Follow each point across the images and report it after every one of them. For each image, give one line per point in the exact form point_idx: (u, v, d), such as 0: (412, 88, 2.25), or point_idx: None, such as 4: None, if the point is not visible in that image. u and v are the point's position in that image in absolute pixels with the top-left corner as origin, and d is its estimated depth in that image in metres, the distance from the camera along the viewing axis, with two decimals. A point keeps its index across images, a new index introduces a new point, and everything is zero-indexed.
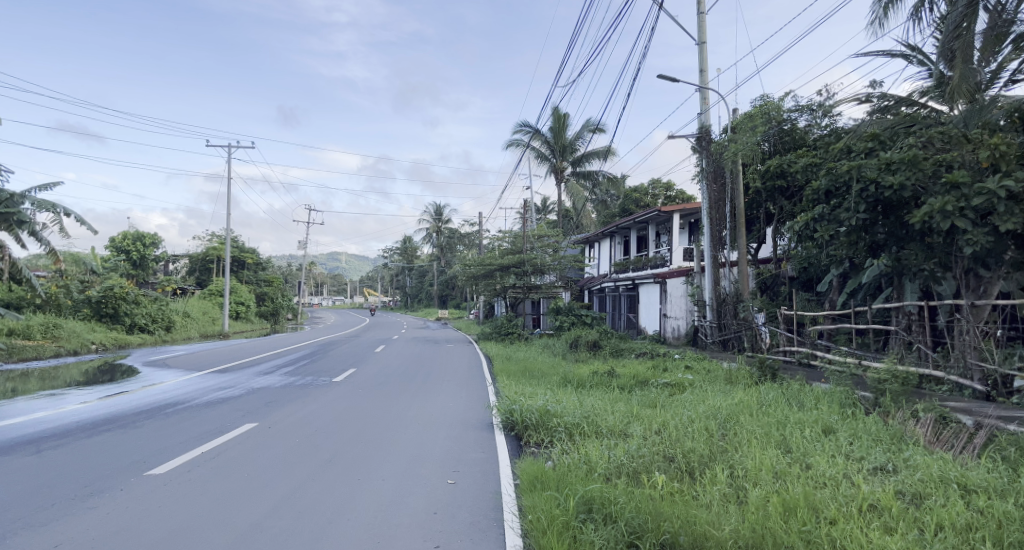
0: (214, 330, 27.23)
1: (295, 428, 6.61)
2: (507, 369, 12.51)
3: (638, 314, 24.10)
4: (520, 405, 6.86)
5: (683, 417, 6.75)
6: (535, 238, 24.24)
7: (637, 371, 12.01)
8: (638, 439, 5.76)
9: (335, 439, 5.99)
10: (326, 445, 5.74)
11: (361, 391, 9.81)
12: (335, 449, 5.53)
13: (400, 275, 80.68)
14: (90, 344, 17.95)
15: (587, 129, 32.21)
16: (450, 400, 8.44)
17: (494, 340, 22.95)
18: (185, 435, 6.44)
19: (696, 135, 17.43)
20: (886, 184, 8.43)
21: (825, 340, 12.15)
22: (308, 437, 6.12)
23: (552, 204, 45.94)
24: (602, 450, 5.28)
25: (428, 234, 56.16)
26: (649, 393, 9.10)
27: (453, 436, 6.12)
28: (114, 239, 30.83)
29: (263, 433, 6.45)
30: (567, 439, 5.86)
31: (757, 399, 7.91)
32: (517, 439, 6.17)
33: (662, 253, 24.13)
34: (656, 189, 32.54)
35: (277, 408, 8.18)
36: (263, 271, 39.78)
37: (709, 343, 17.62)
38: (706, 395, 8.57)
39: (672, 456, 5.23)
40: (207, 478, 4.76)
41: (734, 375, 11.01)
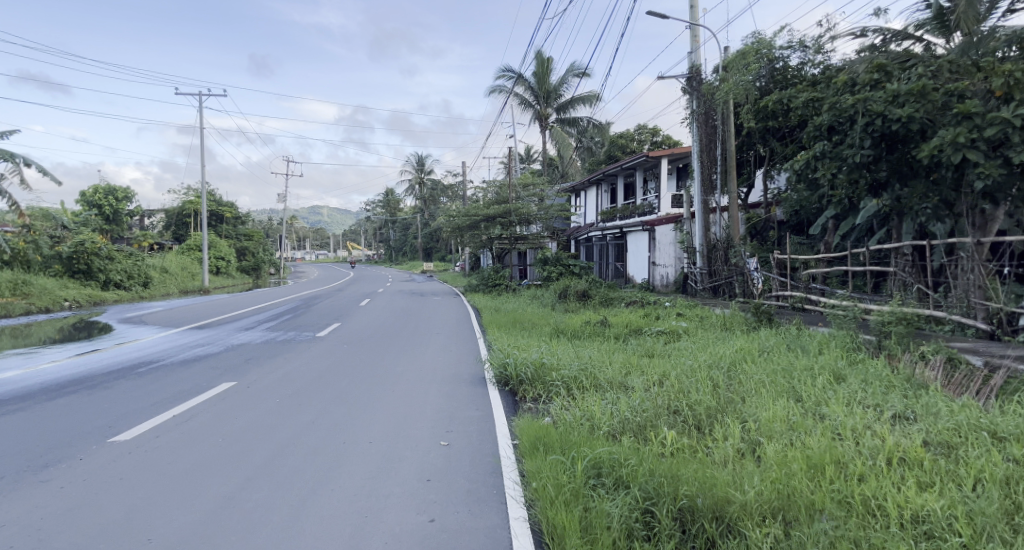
0: (194, 286, 26.52)
1: (276, 386, 6.20)
2: (496, 321, 12.19)
3: (626, 262, 23.83)
4: (514, 358, 6.52)
5: (684, 367, 6.47)
6: (522, 186, 23.59)
7: (630, 320, 11.74)
8: (640, 391, 5.46)
9: (316, 397, 5.60)
10: (307, 405, 5.34)
11: (345, 347, 9.40)
12: (318, 409, 5.14)
13: (384, 229, 79.54)
14: (64, 301, 17.22)
15: (572, 73, 31.07)
16: (438, 354, 8.08)
17: (481, 291, 22.63)
18: (156, 395, 5.96)
19: (686, 75, 16.67)
20: (893, 117, 7.93)
21: (820, 284, 11.96)
22: (288, 396, 5.72)
23: (536, 153, 44.96)
24: (604, 405, 4.96)
25: (410, 186, 55.05)
26: (645, 342, 8.83)
27: (443, 392, 5.78)
28: (84, 193, 29.51)
29: (242, 391, 6.04)
30: (566, 394, 5.54)
31: (758, 346, 7.65)
32: (512, 395, 5.84)
33: (650, 200, 23.70)
34: (643, 135, 31.80)
35: (258, 365, 7.75)
36: (242, 225, 38.69)
37: (699, 290, 17.39)
38: (705, 343, 8.30)
39: (677, 410, 4.93)
40: (178, 441, 4.33)
41: (729, 321, 10.77)
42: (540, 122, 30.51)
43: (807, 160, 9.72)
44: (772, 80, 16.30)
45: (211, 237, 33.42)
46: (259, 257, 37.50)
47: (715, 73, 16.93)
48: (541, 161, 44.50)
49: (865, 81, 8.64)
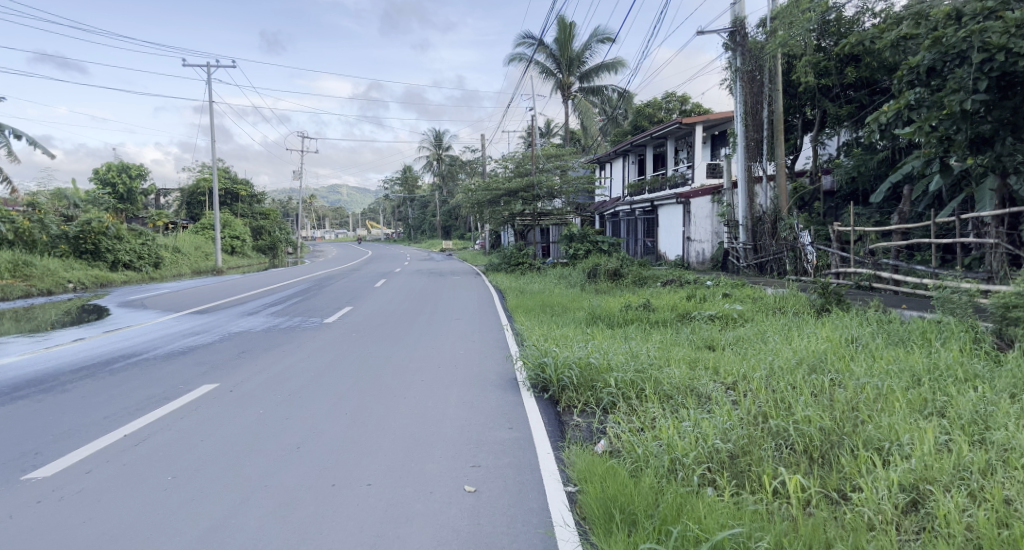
0: (208, 266, 25.55)
1: (266, 389, 5.03)
2: (522, 304, 11.05)
3: (657, 238, 22.35)
4: (553, 355, 5.33)
5: (765, 367, 5.20)
6: (546, 158, 22.07)
7: (675, 302, 10.36)
8: (724, 405, 4.20)
9: (312, 408, 4.43)
10: (297, 419, 4.17)
11: (352, 336, 8.28)
12: (310, 426, 3.97)
13: (403, 207, 78.49)
14: (67, 283, 16.32)
15: (596, 38, 29.27)
16: (458, 347, 6.93)
17: (504, 271, 21.41)
18: (113, 395, 4.81)
19: (729, 28, 14.83)
20: (1020, 50, 6.50)
21: (893, 259, 10.49)
22: (278, 405, 4.55)
23: (557, 127, 43.18)
24: (683, 427, 3.76)
25: (428, 162, 53.88)
26: (702, 331, 7.50)
27: (465, 402, 4.62)
28: (98, 171, 28.72)
29: (222, 395, 4.85)
30: (627, 407, 4.36)
31: (844, 336, 6.29)
32: (553, 404, 4.68)
33: (683, 171, 22.10)
34: (671, 103, 29.92)
35: (251, 360, 6.61)
36: (259, 204, 37.70)
37: (743, 267, 15.90)
38: (777, 333, 6.97)
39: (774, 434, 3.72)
40: (118, 477, 3.11)
41: (792, 305, 9.35)
42: (562, 92, 28.88)
43: (899, 112, 8.23)
44: (824, 33, 14.57)
45: (226, 216, 32.56)
46: (276, 236, 36.52)
47: (761, 27, 15.13)
48: (562, 135, 42.72)
49: (976, 12, 7.17)
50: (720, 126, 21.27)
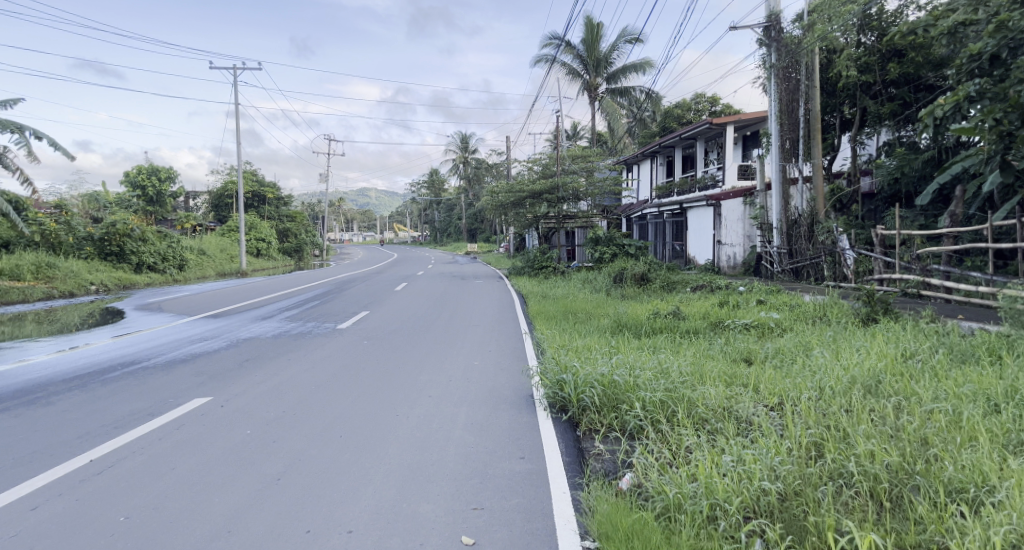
0: (232, 269, 25.61)
1: (260, 406, 4.66)
2: (544, 310, 10.54)
3: (686, 242, 21.58)
4: (574, 371, 4.81)
5: (811, 386, 4.61)
6: (571, 159, 21.52)
7: (706, 310, 9.73)
8: (767, 436, 3.65)
9: (304, 429, 4.03)
10: (284, 443, 3.77)
11: (363, 343, 7.91)
12: (297, 453, 3.57)
13: (430, 210, 78.60)
14: (90, 285, 16.35)
15: (624, 38, 28.61)
16: (472, 359, 6.49)
17: (527, 275, 20.92)
18: (100, 409, 4.51)
19: (764, 22, 14.04)
20: None
21: (944, 264, 9.66)
22: (267, 424, 4.16)
23: (583, 129, 42.54)
24: (722, 464, 3.23)
25: (454, 165, 53.81)
26: (737, 343, 6.89)
27: (473, 423, 4.19)
28: (128, 174, 29.08)
29: (210, 411, 4.48)
30: (656, 436, 3.82)
31: (898, 351, 5.63)
32: (572, 428, 4.17)
33: (713, 172, 21.32)
34: (701, 104, 29.10)
35: (253, 370, 6.25)
36: (285, 207, 37.91)
37: (777, 272, 15.08)
38: (822, 346, 6.33)
39: (828, 471, 3.16)
40: (67, 517, 2.71)
41: (833, 314, 8.64)
42: (588, 93, 28.30)
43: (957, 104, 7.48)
44: (864, 26, 13.74)
45: (252, 219, 32.75)
46: (301, 238, 36.68)
47: (798, 20, 14.35)
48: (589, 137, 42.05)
49: None
50: (753, 126, 20.45)
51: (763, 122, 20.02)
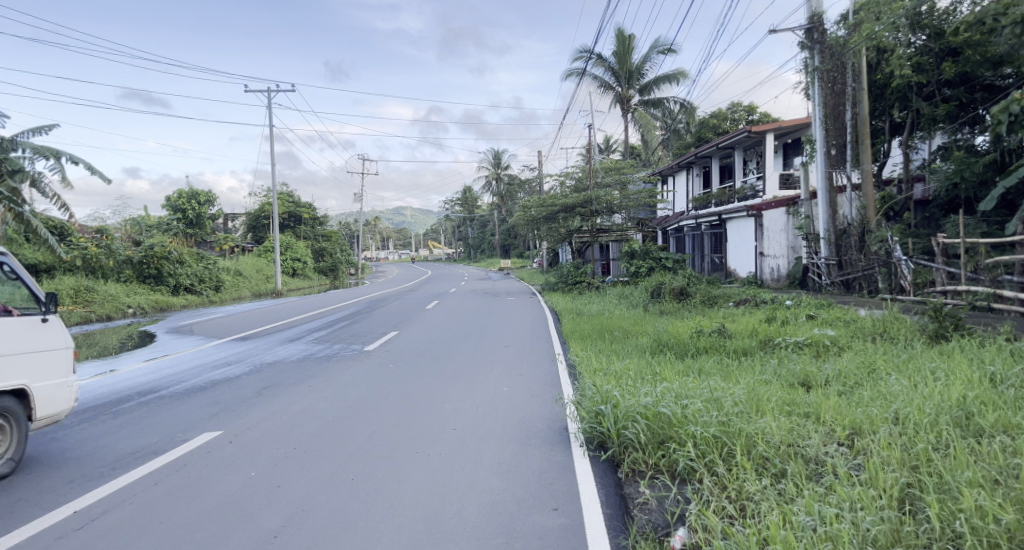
0: (268, 289, 25.88)
1: (273, 455, 4.41)
2: (579, 328, 10.03)
3: (726, 254, 20.75)
4: (614, 402, 4.30)
5: (887, 418, 3.98)
6: (604, 171, 21.03)
7: (754, 327, 9.02)
8: (845, 483, 3.09)
9: (316, 484, 3.77)
10: (293, 499, 3.57)
11: (388, 367, 7.57)
12: (304, 515, 3.31)
13: (463, 227, 78.84)
14: (126, 308, 16.58)
15: (656, 48, 28.09)
16: (501, 384, 6.09)
17: (560, 291, 20.41)
18: (113, 462, 4.32)
19: (805, 25, 13.35)
20: None
21: (1018, 275, 8.73)
22: (276, 479, 3.90)
23: (616, 142, 42.03)
24: (799, 523, 2.69)
25: (486, 182, 54.07)
26: (792, 364, 6.23)
27: (498, 466, 3.84)
28: (170, 198, 29.87)
29: (220, 467, 4.23)
30: (714, 481, 3.29)
31: (983, 373, 4.90)
32: (613, 470, 3.68)
33: (753, 181, 20.48)
34: (738, 112, 28.24)
35: (271, 403, 5.96)
36: (320, 226, 38.40)
37: (826, 285, 14.20)
38: (891, 367, 5.62)
39: (927, 528, 2.59)
40: None
41: (896, 330, 7.84)
42: (620, 105, 27.82)
43: None
44: (914, 24, 12.78)
45: (287, 239, 33.19)
46: (336, 257, 37.00)
47: (842, 20, 13.60)
48: (622, 150, 41.48)
49: None
50: (794, 132, 19.58)
51: (805, 127, 19.15)
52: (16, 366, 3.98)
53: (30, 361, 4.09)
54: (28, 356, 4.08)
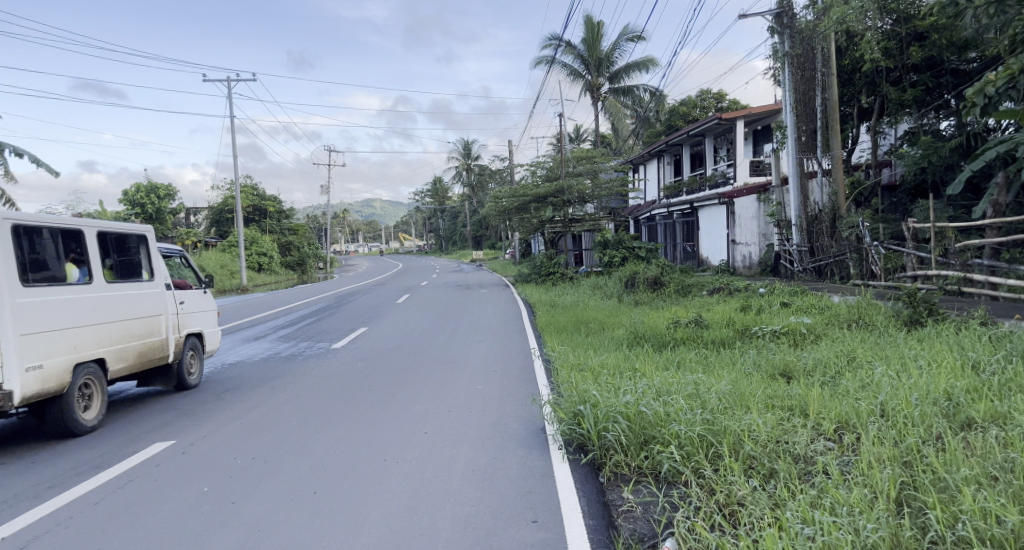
0: (233, 285, 25.06)
1: (230, 466, 4.10)
2: (554, 321, 9.84)
3: (698, 242, 20.84)
4: (594, 401, 4.09)
5: (873, 411, 3.86)
6: (575, 161, 20.87)
7: (729, 316, 8.95)
8: (840, 484, 2.93)
9: (277, 497, 3.50)
10: (251, 516, 3.29)
11: (358, 366, 7.26)
12: (261, 534, 3.05)
13: (434, 219, 78.11)
14: None
15: (626, 37, 27.96)
16: (476, 383, 5.85)
17: (534, 282, 20.23)
18: (54, 483, 3.96)
19: (775, 10, 13.32)
20: None
21: (987, 259, 8.80)
22: (233, 494, 3.61)
23: (586, 132, 41.96)
24: (794, 531, 2.51)
25: (457, 173, 53.57)
26: (771, 354, 6.13)
27: (473, 473, 3.61)
28: (127, 193, 28.69)
29: (171, 482, 3.91)
30: (701, 486, 3.11)
31: (964, 359, 4.83)
32: (593, 475, 3.48)
33: (723, 169, 20.55)
34: (706, 101, 28.36)
35: (230, 408, 5.59)
36: (287, 220, 37.43)
37: (797, 272, 14.27)
38: (870, 356, 5.55)
39: (933, 531, 2.42)
40: None
41: (871, 317, 7.85)
42: (591, 94, 27.65)
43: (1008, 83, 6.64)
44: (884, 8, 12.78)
45: (253, 233, 32.25)
46: (304, 251, 36.15)
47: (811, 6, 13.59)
48: (593, 140, 41.47)
49: None
50: (763, 120, 19.69)
51: (774, 115, 19.26)
52: (200, 318, 6.57)
53: (204, 317, 6.66)
54: (203, 314, 6.66)
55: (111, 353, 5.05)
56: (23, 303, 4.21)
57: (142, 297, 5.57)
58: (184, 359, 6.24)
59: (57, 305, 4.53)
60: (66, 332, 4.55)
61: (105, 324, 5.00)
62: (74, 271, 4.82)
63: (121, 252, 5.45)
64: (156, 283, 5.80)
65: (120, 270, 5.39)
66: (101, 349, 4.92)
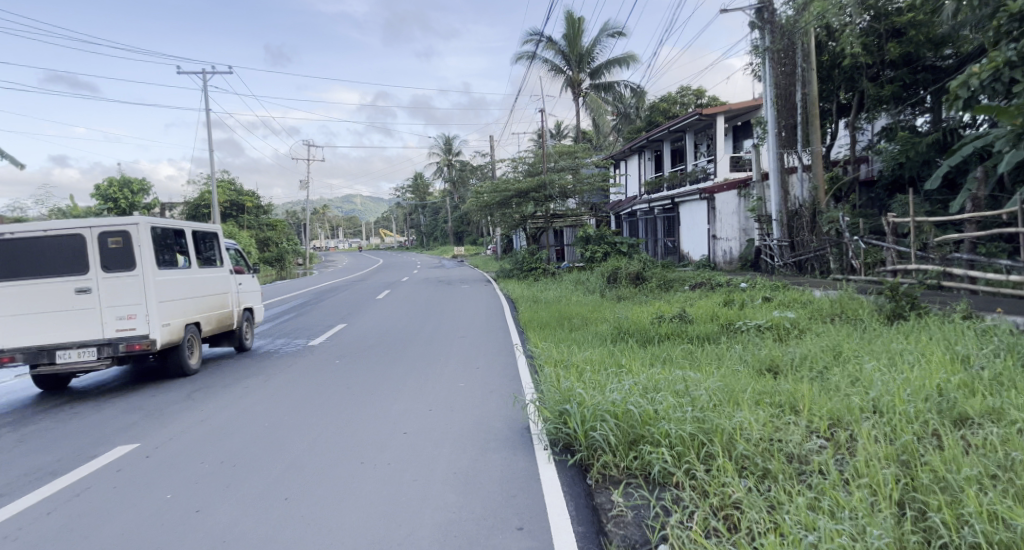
0: None
1: (197, 469, 3.88)
2: (536, 317, 9.67)
3: (679, 237, 20.86)
4: (579, 400, 3.94)
5: (866, 407, 3.77)
6: (557, 155, 20.72)
7: (713, 311, 8.87)
8: (838, 486, 2.80)
9: (246, 504, 3.30)
10: (218, 523, 3.08)
11: (335, 363, 7.03)
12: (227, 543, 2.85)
13: (415, 215, 77.48)
14: None
15: (607, 32, 27.85)
16: (457, 380, 5.68)
17: (515, 278, 20.07)
18: (6, 491, 3.70)
19: (756, 4, 13.29)
20: None
21: (966, 253, 8.83)
22: (199, 501, 3.39)
23: (568, 127, 41.85)
24: (794, 538, 2.37)
25: (438, 168, 53.12)
26: (758, 349, 6.04)
27: (454, 476, 3.44)
28: (98, 187, 27.84)
29: (132, 486, 3.67)
30: (694, 489, 2.97)
31: (951, 354, 4.77)
32: (581, 477, 3.32)
33: (705, 165, 20.57)
34: (687, 97, 28.41)
35: (199, 409, 5.34)
36: (265, 215, 36.72)
37: (779, 267, 14.31)
38: (857, 350, 5.47)
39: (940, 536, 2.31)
40: None
41: (854, 311, 7.82)
42: (572, 89, 27.52)
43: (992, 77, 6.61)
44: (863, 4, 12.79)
45: (229, 229, 31.56)
46: (283, 247, 35.50)
47: None
48: (575, 135, 41.38)
49: None
50: (743, 116, 19.74)
51: (754, 111, 19.32)
52: (251, 296, 8.50)
53: (253, 295, 8.54)
54: (252, 293, 8.54)
55: (203, 318, 6.97)
56: (162, 280, 6.11)
57: (217, 278, 7.45)
58: (243, 327, 8.05)
59: (177, 281, 6.43)
60: (189, 300, 6.60)
61: (200, 297, 6.88)
62: (181, 258, 6.67)
63: (203, 244, 7.29)
64: (224, 268, 7.69)
65: (205, 258, 7.28)
66: (199, 315, 6.85)
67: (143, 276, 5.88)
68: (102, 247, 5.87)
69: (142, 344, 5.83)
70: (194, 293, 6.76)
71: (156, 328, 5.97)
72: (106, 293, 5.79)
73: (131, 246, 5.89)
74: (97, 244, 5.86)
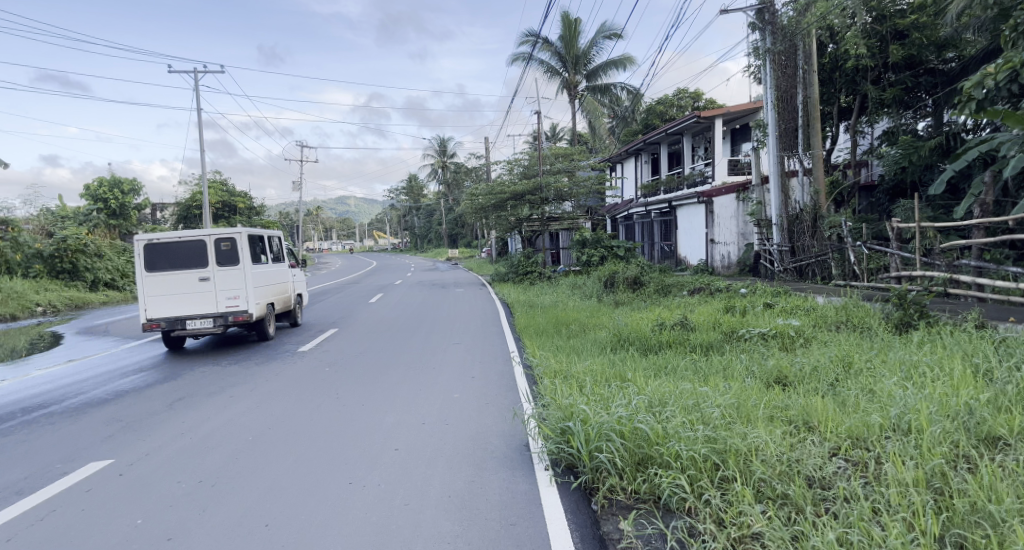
0: None
1: (171, 491, 3.59)
2: (533, 322, 9.43)
3: (676, 241, 20.68)
4: (583, 417, 3.70)
5: (889, 424, 3.54)
6: (554, 158, 20.51)
7: (715, 318, 8.64)
8: (872, 519, 2.54)
9: (222, 531, 3.01)
10: None
11: (324, 371, 6.73)
12: None
13: (409, 217, 77.07)
14: (35, 307, 14.89)
15: (604, 34, 27.73)
16: (452, 391, 5.41)
17: (511, 281, 19.81)
18: None
19: (757, 5, 13.09)
20: None
21: (974, 259, 8.63)
22: (170, 529, 3.10)
23: (563, 130, 41.66)
24: None
25: (433, 171, 52.83)
26: (764, 359, 5.80)
27: (450, 501, 3.17)
28: (88, 187, 27.37)
29: (99, 511, 3.37)
30: (712, 519, 2.70)
31: (969, 367, 4.54)
32: (587, 503, 3.05)
33: (702, 168, 20.42)
34: (683, 100, 28.29)
35: (178, 421, 5.03)
36: (257, 217, 36.29)
37: (778, 272, 14.06)
38: (868, 361, 5.26)
39: None
40: None
41: (859, 319, 7.63)
42: (569, 91, 27.35)
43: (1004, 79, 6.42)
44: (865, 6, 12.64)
45: None
46: None
47: None
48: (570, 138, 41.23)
49: None
50: (741, 119, 19.62)
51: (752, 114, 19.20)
52: (297, 285, 10.86)
53: (298, 284, 10.90)
54: (298, 282, 10.90)
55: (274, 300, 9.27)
56: (257, 272, 8.39)
57: (280, 271, 9.76)
58: (296, 307, 10.58)
59: (261, 274, 8.71)
60: (266, 286, 8.85)
61: (274, 284, 9.22)
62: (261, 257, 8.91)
63: (271, 244, 9.53)
64: (282, 264, 9.92)
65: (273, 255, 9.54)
66: (271, 298, 9.15)
67: (245, 270, 8.14)
68: (216, 248, 8.08)
69: (244, 317, 8.11)
70: (269, 281, 9.03)
71: (252, 305, 8.27)
72: (220, 281, 8.03)
73: (237, 249, 8.14)
74: (214, 247, 8.07)
